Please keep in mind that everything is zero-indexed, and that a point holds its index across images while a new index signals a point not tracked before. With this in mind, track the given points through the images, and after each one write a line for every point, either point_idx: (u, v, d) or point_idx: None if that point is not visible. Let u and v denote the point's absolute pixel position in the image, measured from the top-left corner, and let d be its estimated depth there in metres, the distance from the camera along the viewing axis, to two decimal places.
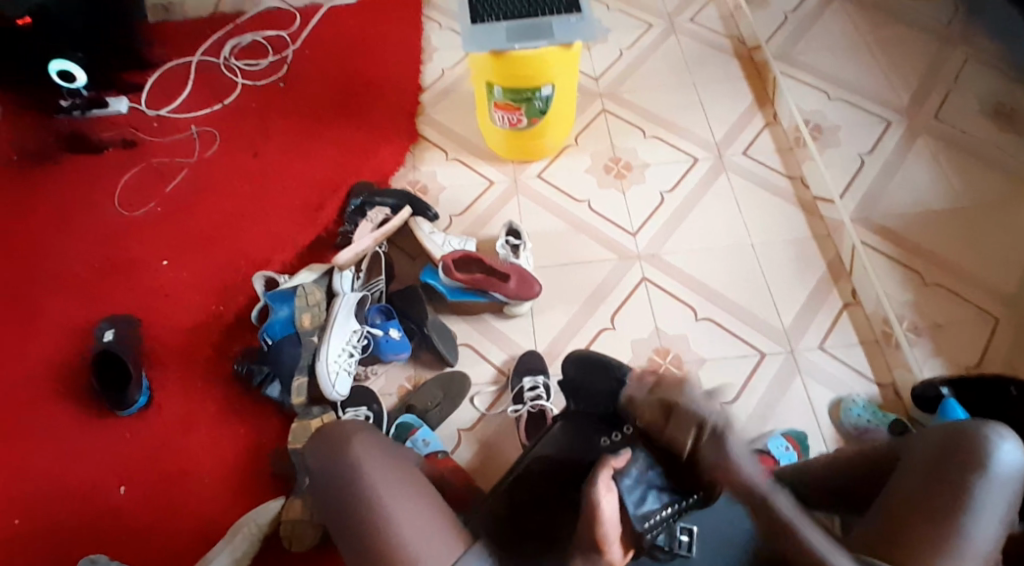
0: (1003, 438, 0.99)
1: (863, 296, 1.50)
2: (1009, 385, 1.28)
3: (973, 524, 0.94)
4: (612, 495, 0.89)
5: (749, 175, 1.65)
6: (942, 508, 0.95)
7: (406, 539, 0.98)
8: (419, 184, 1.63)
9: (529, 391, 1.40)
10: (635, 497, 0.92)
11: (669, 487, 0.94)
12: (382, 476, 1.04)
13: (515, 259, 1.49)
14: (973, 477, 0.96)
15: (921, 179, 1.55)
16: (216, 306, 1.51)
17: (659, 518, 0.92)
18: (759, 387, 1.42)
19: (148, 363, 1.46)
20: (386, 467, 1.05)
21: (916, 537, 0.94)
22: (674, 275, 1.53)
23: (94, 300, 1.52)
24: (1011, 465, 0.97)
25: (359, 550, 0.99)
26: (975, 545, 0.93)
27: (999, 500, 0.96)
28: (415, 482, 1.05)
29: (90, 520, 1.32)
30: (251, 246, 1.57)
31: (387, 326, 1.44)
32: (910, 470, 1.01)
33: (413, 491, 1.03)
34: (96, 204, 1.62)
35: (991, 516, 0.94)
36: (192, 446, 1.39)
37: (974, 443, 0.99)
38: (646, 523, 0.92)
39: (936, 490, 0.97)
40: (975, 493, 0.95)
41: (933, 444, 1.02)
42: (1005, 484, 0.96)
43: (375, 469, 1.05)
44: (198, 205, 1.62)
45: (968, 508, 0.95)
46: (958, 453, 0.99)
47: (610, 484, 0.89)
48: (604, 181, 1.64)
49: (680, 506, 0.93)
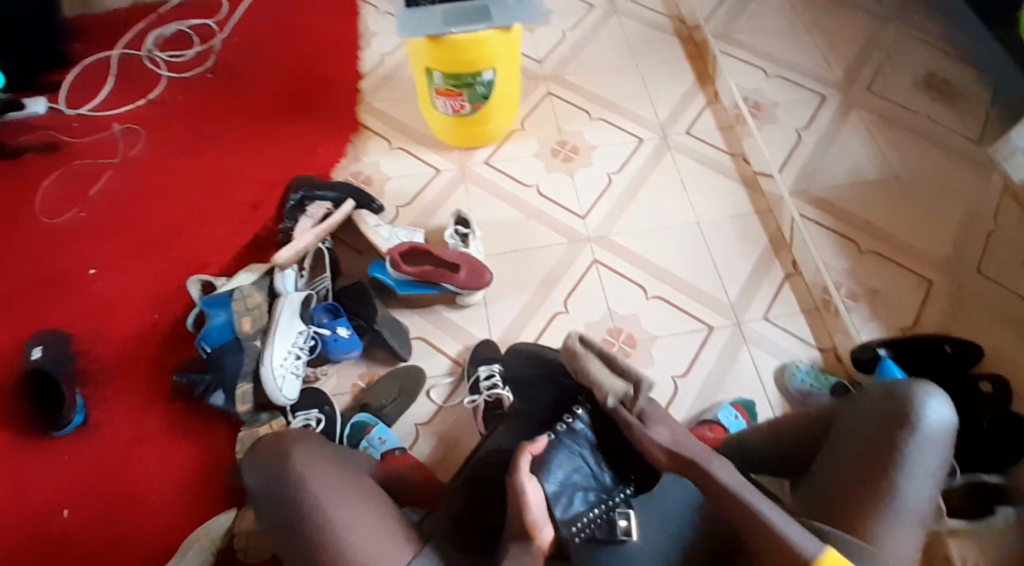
0: (931, 395, 1.02)
1: (804, 268, 1.53)
2: (944, 343, 1.36)
3: (909, 483, 0.96)
4: (536, 486, 0.91)
5: (693, 154, 1.66)
6: (882, 470, 0.98)
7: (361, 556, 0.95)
8: (363, 175, 1.58)
9: (486, 381, 1.36)
10: (561, 500, 0.92)
11: (595, 487, 0.95)
12: (329, 490, 1.01)
13: (465, 248, 1.46)
14: (906, 436, 0.99)
15: (857, 152, 1.62)
16: (152, 314, 1.44)
17: (587, 520, 0.93)
18: (712, 363, 1.44)
19: (84, 378, 1.38)
20: (332, 481, 1.02)
21: (857, 501, 0.96)
22: (624, 256, 1.53)
23: (20, 314, 1.43)
24: (939, 421, 1.00)
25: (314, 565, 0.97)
26: (909, 503, 0.96)
27: (931, 456, 0.98)
28: (362, 493, 1.03)
29: (30, 549, 1.25)
30: (186, 249, 1.49)
31: (336, 325, 1.40)
32: (853, 437, 1.03)
33: (360, 502, 1.01)
34: (14, 212, 1.52)
35: (923, 474, 0.97)
36: (138, 462, 1.32)
37: (906, 405, 1.01)
38: (575, 525, 0.92)
39: (873, 453, 0.99)
40: (908, 452, 0.98)
41: (868, 409, 1.04)
42: (934, 442, 0.99)
43: (322, 483, 1.02)
44: (126, 209, 1.53)
45: (901, 467, 0.97)
46: (892, 416, 1.01)
47: (531, 476, 0.92)
48: (551, 165, 1.62)
49: (609, 502, 0.95)
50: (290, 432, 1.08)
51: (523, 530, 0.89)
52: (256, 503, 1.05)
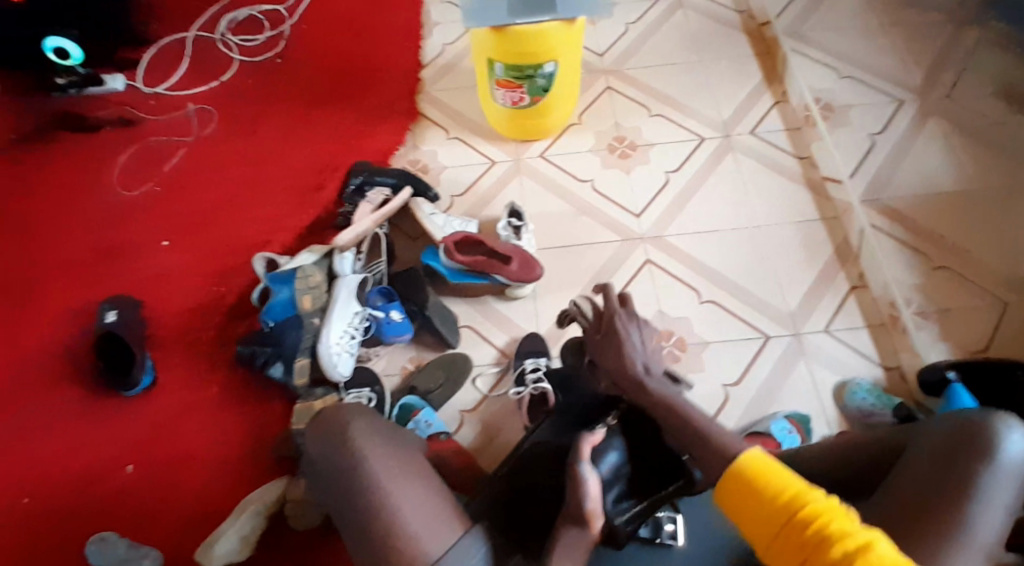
0: (1012, 427, 0.99)
1: (871, 280, 1.48)
2: (1018, 369, 1.28)
3: (979, 513, 0.94)
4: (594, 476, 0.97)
5: (757, 156, 1.61)
6: (952, 498, 0.95)
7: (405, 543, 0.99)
8: (421, 163, 1.61)
9: (532, 373, 1.39)
10: (612, 492, 1.00)
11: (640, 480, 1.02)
12: (387, 466, 1.05)
13: (517, 241, 1.48)
14: (981, 466, 0.96)
15: (932, 160, 1.55)
16: (217, 288, 1.51)
17: (633, 514, 1.00)
18: (761, 373, 1.42)
19: (152, 345, 1.47)
20: (392, 458, 1.07)
21: (925, 530, 0.94)
22: (677, 257, 1.52)
23: (98, 281, 1.52)
24: (1019, 451, 0.97)
25: (361, 542, 1.01)
26: (979, 534, 0.93)
27: (1007, 487, 0.96)
28: (419, 471, 1.07)
29: (100, 502, 1.35)
30: (253, 227, 1.56)
31: (389, 309, 1.44)
32: (920, 462, 1.00)
33: (417, 480, 1.05)
34: (96, 185, 1.61)
35: (997, 505, 0.95)
36: (198, 428, 1.40)
37: (982, 433, 0.99)
38: (622, 517, 1.00)
39: (942, 481, 0.96)
40: (982, 481, 0.95)
41: (942, 434, 1.01)
42: (1012, 472, 0.96)
43: (380, 458, 1.06)
44: (199, 186, 1.60)
45: (974, 496, 0.95)
46: (965, 444, 0.99)
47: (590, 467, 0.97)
48: (608, 161, 1.61)
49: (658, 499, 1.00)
50: (349, 409, 1.12)
51: (581, 516, 0.94)
52: (319, 477, 1.09)
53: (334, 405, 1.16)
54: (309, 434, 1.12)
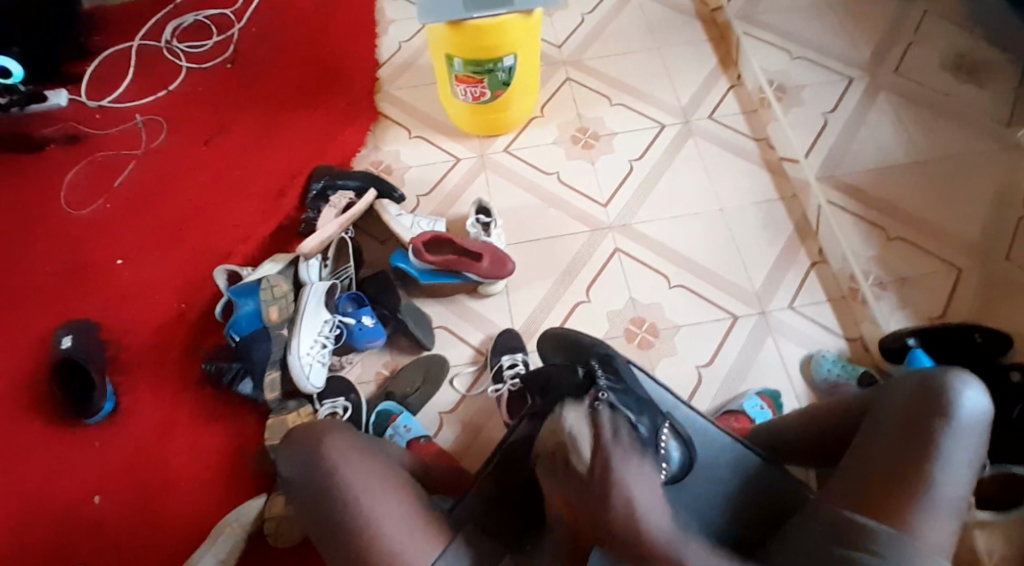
0: (967, 384, 1.02)
1: (831, 255, 1.52)
2: (974, 332, 1.35)
3: (943, 473, 0.96)
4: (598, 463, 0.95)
5: (717, 140, 1.63)
6: (918, 461, 0.97)
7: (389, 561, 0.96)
8: (382, 164, 1.58)
9: (509, 368, 1.38)
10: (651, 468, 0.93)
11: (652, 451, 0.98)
12: (360, 476, 1.02)
13: (487, 238, 1.46)
14: (942, 426, 0.99)
15: (885, 136, 1.59)
16: (179, 303, 1.45)
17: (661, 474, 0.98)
18: (736, 352, 1.44)
19: (113, 367, 1.40)
20: (365, 468, 1.03)
21: (891, 491, 0.96)
22: (646, 244, 1.52)
23: (50, 304, 1.45)
24: (976, 409, 1.00)
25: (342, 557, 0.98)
26: (946, 492, 0.95)
27: (966, 446, 0.98)
28: (395, 480, 1.04)
29: (68, 534, 1.29)
30: (213, 238, 1.50)
31: (360, 314, 1.41)
32: (885, 426, 1.03)
33: (394, 489, 1.02)
34: (41, 204, 1.53)
35: (958, 463, 0.97)
36: (169, 450, 1.35)
37: (940, 393, 1.01)
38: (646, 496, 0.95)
39: (904, 446, 0.98)
40: (943, 441, 0.98)
41: (904, 397, 1.03)
42: (971, 427, 0.99)
43: (353, 469, 1.03)
44: (151, 199, 1.54)
45: (937, 455, 0.97)
46: (928, 406, 1.01)
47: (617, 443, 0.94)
48: (572, 152, 1.60)
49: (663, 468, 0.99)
50: (325, 423, 1.08)
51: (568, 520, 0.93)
52: (293, 491, 1.06)
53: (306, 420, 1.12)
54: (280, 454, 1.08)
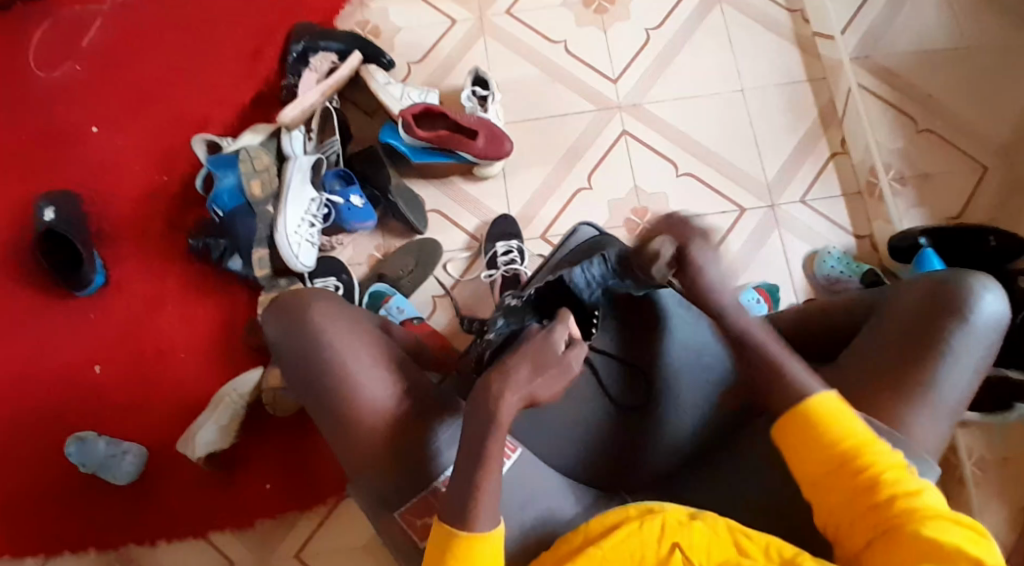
0: (987, 289, 0.99)
1: (853, 146, 1.43)
2: (990, 235, 1.30)
3: (947, 373, 0.96)
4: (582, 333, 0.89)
5: (745, 7, 1.47)
6: (921, 366, 0.96)
7: (371, 443, 0.97)
8: (370, 26, 1.44)
9: (503, 255, 1.35)
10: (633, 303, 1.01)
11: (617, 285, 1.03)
12: (333, 323, 1.02)
13: (483, 113, 1.37)
14: (952, 328, 0.97)
15: (928, 14, 1.46)
16: (161, 176, 1.39)
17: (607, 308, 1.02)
18: (740, 245, 1.40)
19: (99, 241, 1.38)
20: (339, 318, 1.03)
21: (894, 387, 0.96)
22: (656, 126, 1.42)
23: (25, 173, 1.39)
24: (993, 314, 0.98)
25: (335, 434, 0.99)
26: (946, 395, 0.96)
27: (976, 349, 0.97)
28: (365, 329, 1.05)
29: (73, 402, 1.34)
30: (191, 104, 1.41)
31: (348, 193, 1.36)
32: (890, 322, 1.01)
33: (364, 338, 1.03)
34: (4, 60, 1.42)
35: (964, 366, 0.96)
36: (162, 325, 1.37)
37: (957, 293, 0.98)
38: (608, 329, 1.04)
39: (913, 344, 0.97)
40: (953, 344, 0.96)
41: (917, 295, 1.01)
42: (984, 333, 0.97)
43: (328, 319, 1.03)
44: (122, 57, 1.42)
45: (942, 359, 0.96)
46: (941, 308, 0.98)
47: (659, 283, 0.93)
48: (583, 17, 1.45)
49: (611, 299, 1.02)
50: (311, 289, 1.06)
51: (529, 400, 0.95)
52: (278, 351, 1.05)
53: (292, 288, 1.09)
54: (266, 320, 1.06)
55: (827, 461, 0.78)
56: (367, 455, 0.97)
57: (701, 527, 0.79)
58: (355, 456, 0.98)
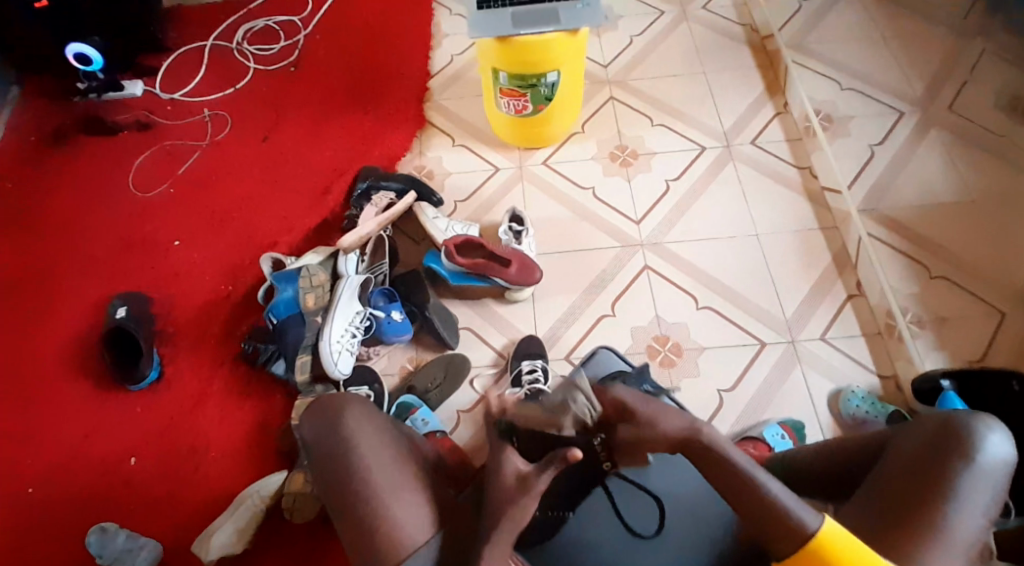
0: (992, 429, 1.03)
1: (868, 289, 1.50)
2: (1012, 379, 1.30)
3: (956, 513, 0.97)
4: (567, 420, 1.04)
5: (757, 165, 1.63)
6: (931, 500, 0.98)
7: (397, 523, 1.04)
8: (425, 169, 1.65)
9: (528, 374, 1.41)
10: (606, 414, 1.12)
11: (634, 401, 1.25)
12: (372, 443, 1.10)
13: (518, 245, 1.51)
14: (960, 467, 1.00)
15: (934, 173, 1.56)
16: (225, 285, 1.55)
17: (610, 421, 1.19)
18: (761, 379, 1.43)
19: (161, 339, 1.51)
20: (376, 436, 1.12)
21: (904, 522, 0.98)
22: (676, 263, 1.53)
23: (109, 277, 1.56)
24: (998, 456, 1.01)
25: (349, 521, 1.06)
26: (959, 532, 0.97)
27: (984, 491, 0.99)
28: (400, 452, 1.12)
29: (102, 489, 1.38)
30: (263, 226, 1.60)
31: (390, 309, 1.48)
32: (899, 463, 1.03)
33: (396, 460, 1.11)
34: (112, 184, 1.67)
35: (976, 507, 0.98)
36: (201, 420, 1.44)
37: (964, 435, 1.02)
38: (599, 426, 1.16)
39: (922, 479, 1.00)
40: (962, 483, 0.99)
41: (926, 432, 1.04)
42: (991, 473, 1.00)
43: (365, 437, 1.11)
44: (210, 187, 1.65)
45: (953, 496, 0.98)
46: (948, 444, 1.02)
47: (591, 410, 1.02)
48: (609, 169, 1.63)
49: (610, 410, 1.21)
50: (349, 396, 1.16)
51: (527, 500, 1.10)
52: (309, 455, 1.13)
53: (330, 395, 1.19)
54: (303, 423, 1.15)
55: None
56: (388, 535, 1.03)
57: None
58: (374, 540, 1.03)
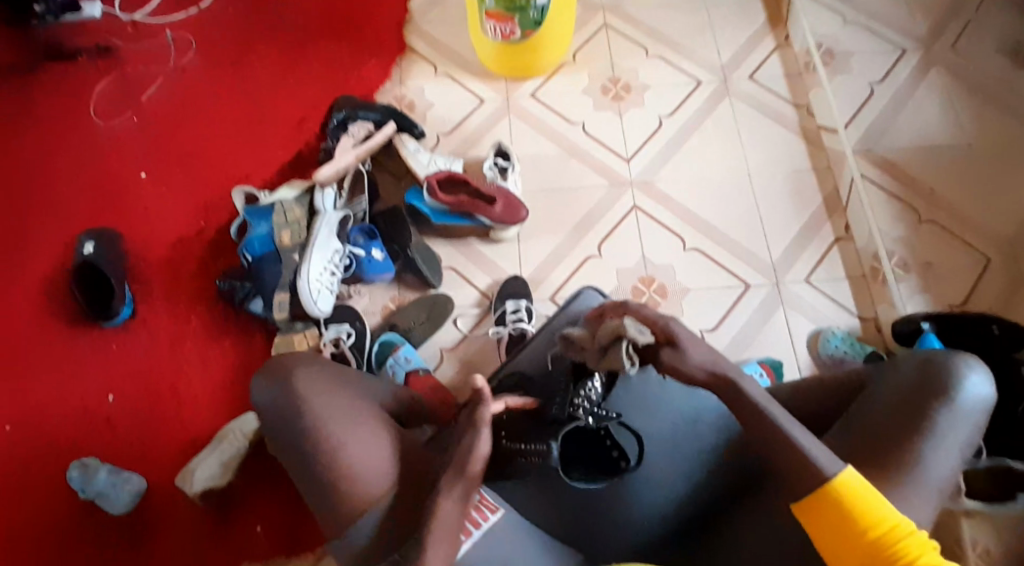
0: (973, 369, 0.98)
1: (856, 231, 1.47)
2: (992, 324, 1.32)
3: (932, 452, 0.94)
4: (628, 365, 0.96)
5: (753, 102, 1.58)
6: (907, 440, 0.95)
7: (359, 480, 0.99)
8: (406, 100, 1.57)
9: (512, 313, 1.40)
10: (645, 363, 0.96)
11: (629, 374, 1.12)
12: (330, 408, 1.03)
13: (503, 182, 1.46)
14: (939, 407, 0.96)
15: (929, 114, 1.54)
16: (197, 222, 1.50)
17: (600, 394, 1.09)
18: (740, 323, 1.42)
19: (133, 277, 1.46)
20: (335, 400, 1.04)
21: (879, 463, 0.95)
22: (666, 204, 1.49)
23: (77, 212, 1.50)
24: (979, 394, 0.96)
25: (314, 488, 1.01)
26: (932, 472, 0.94)
27: (960, 430, 0.96)
28: (361, 412, 1.05)
29: (81, 428, 1.37)
30: (234, 159, 1.53)
31: (370, 246, 1.44)
32: (879, 403, 0.99)
33: (359, 420, 1.03)
34: (74, 114, 1.58)
35: (951, 446, 0.95)
36: (180, 361, 1.42)
37: (945, 375, 0.98)
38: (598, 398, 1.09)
39: (900, 420, 0.96)
40: (940, 422, 0.95)
41: (907, 373, 1.00)
42: (969, 413, 0.96)
43: (323, 403, 1.03)
44: (177, 116, 1.57)
45: (929, 436, 0.95)
46: (927, 385, 0.97)
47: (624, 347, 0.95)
48: (601, 103, 1.57)
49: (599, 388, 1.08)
50: (296, 358, 1.08)
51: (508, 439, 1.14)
52: (264, 421, 1.06)
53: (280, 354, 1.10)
54: (255, 388, 1.06)
55: (863, 550, 0.83)
56: (352, 494, 0.98)
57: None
58: (338, 502, 0.99)
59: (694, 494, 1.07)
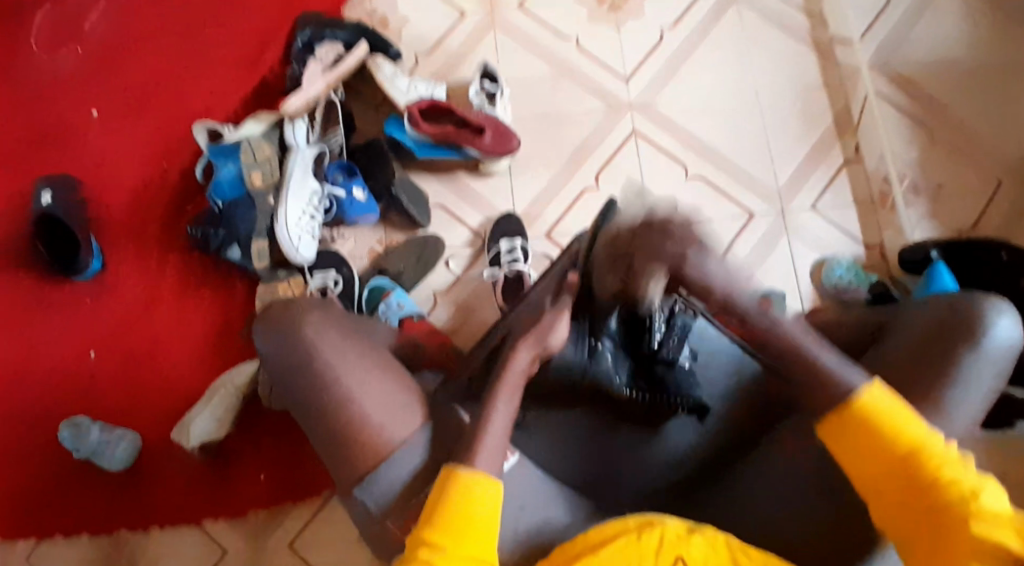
0: (1002, 313, 0.89)
1: (866, 153, 1.38)
2: (1002, 249, 1.25)
3: (956, 398, 0.86)
4: None
5: (760, 10, 1.46)
6: (927, 387, 0.87)
7: (387, 430, 0.88)
8: (377, 15, 1.44)
9: (506, 254, 1.32)
10: None
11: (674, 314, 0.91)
12: (346, 358, 0.91)
13: (491, 109, 1.34)
14: (965, 352, 0.88)
15: (946, 24, 1.44)
16: (161, 163, 1.39)
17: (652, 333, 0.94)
18: (743, 255, 1.34)
19: (98, 227, 1.36)
20: (351, 347, 0.92)
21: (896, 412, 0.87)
22: (667, 128, 1.40)
23: (28, 157, 1.39)
24: (1005, 341, 0.88)
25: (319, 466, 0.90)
26: (955, 420, 0.86)
27: (986, 376, 0.88)
28: (382, 362, 0.93)
29: (59, 390, 1.31)
30: (196, 91, 1.41)
31: (351, 185, 1.32)
32: (894, 347, 0.93)
33: (377, 369, 0.91)
34: (14, 48, 1.43)
35: (975, 393, 0.87)
36: (159, 314, 1.34)
37: (970, 319, 0.89)
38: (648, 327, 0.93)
39: (920, 367, 0.89)
40: (963, 367, 0.87)
41: (927, 318, 0.92)
42: (996, 359, 0.88)
43: (337, 349, 0.91)
44: (128, 46, 1.43)
45: (954, 383, 0.87)
46: (951, 328, 0.89)
47: None
48: (595, 13, 1.45)
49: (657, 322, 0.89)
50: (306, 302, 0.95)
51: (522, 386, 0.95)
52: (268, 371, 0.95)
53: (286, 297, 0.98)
54: (258, 333, 0.94)
55: (886, 466, 0.75)
56: (375, 447, 0.87)
57: (700, 543, 0.79)
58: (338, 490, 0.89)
59: (700, 444, 1.02)
